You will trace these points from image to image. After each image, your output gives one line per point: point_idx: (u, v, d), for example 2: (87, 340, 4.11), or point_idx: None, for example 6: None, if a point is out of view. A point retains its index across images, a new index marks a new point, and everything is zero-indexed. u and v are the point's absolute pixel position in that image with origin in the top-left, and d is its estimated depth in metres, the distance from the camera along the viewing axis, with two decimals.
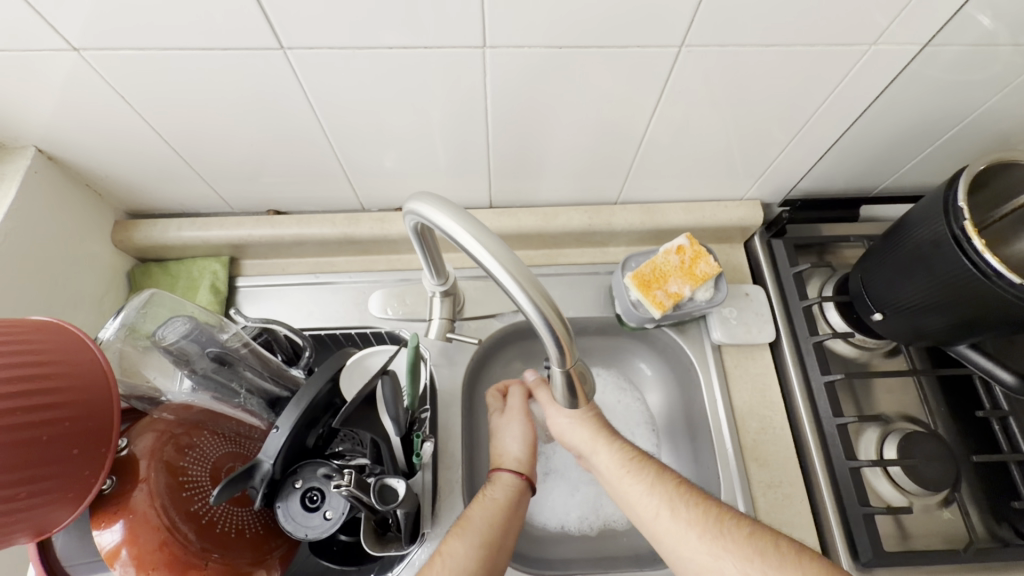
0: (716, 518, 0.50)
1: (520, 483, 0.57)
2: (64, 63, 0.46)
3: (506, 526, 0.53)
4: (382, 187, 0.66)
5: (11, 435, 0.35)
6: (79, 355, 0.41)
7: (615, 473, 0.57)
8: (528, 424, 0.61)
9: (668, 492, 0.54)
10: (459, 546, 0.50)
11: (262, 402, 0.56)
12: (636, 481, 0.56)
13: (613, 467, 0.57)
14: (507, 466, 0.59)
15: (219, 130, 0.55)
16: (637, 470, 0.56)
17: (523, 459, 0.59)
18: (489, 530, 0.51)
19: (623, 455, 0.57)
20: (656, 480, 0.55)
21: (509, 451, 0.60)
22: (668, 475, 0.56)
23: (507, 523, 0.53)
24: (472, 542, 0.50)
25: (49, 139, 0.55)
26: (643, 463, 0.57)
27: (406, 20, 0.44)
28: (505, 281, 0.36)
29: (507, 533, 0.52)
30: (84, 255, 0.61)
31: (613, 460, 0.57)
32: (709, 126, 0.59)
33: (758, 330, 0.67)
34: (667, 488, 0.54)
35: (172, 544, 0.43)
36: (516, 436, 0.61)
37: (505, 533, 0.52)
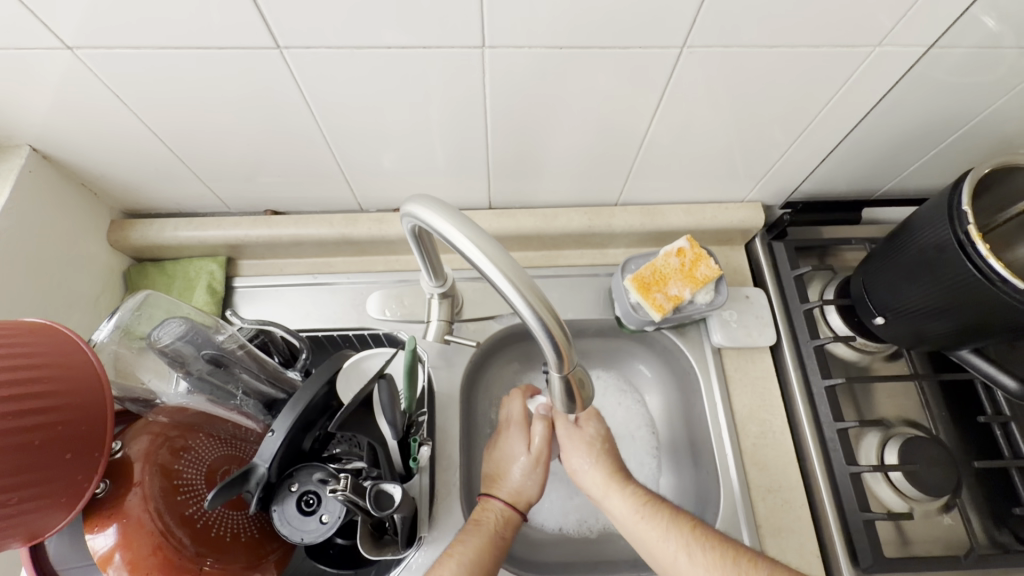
0: (736, 563, 0.50)
1: (509, 513, 0.56)
2: (59, 62, 0.45)
3: (494, 553, 0.53)
4: (381, 187, 0.66)
5: (4, 439, 0.34)
6: (73, 358, 0.41)
7: (629, 517, 0.55)
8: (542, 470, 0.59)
9: (684, 537, 0.53)
10: (447, 571, 0.50)
11: (258, 403, 0.56)
12: (651, 525, 0.54)
13: (626, 511, 0.56)
14: (500, 492, 0.58)
15: (216, 129, 0.55)
16: (651, 514, 0.55)
17: (521, 488, 0.58)
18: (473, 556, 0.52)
19: (636, 499, 0.56)
20: (673, 525, 0.54)
21: (508, 478, 0.58)
22: (684, 516, 0.55)
23: (495, 548, 0.53)
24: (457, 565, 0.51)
25: (44, 139, 0.54)
26: (655, 507, 0.56)
27: (403, 20, 0.43)
28: (503, 286, 0.35)
29: (496, 557, 0.53)
30: (79, 255, 0.61)
31: (626, 506, 0.56)
32: (711, 127, 0.58)
33: (758, 333, 0.67)
34: (683, 532, 0.53)
35: (166, 549, 0.43)
36: (519, 464, 0.59)
37: (493, 559, 0.52)
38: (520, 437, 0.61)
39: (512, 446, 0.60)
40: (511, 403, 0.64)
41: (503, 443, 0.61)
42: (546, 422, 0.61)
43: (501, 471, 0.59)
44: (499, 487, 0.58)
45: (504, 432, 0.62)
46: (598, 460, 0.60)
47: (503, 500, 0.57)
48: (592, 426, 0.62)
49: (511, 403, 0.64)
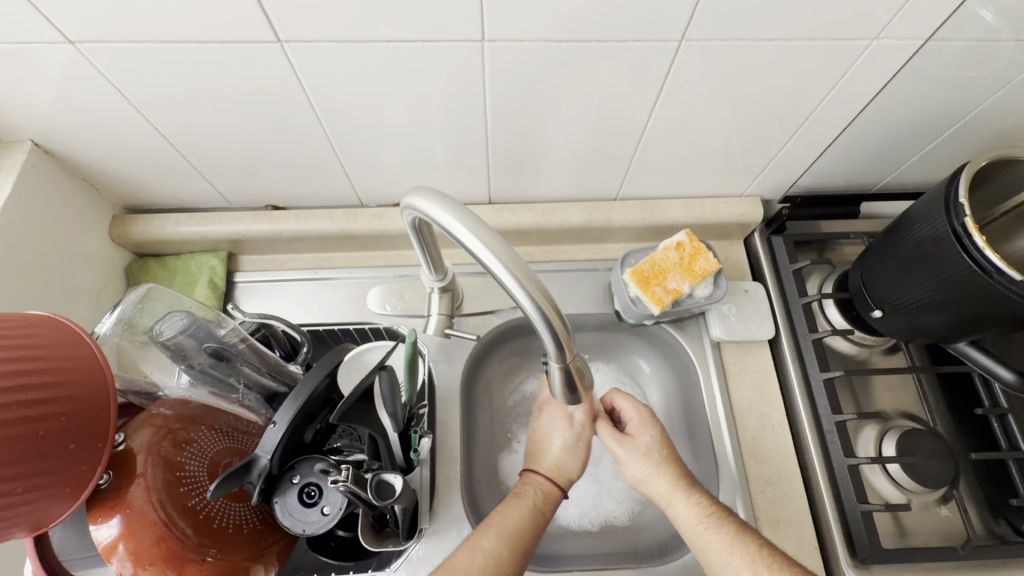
0: None
1: (550, 488, 0.57)
2: (61, 57, 0.46)
3: (536, 527, 0.54)
4: (382, 182, 0.66)
5: (11, 429, 0.35)
6: (76, 350, 0.41)
7: (694, 528, 0.53)
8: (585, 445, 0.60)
9: (750, 554, 0.50)
10: (486, 539, 0.51)
11: (259, 397, 0.56)
12: (717, 537, 0.52)
13: (691, 522, 0.54)
14: (541, 470, 0.58)
15: (217, 124, 0.55)
16: (717, 528, 0.52)
17: (563, 464, 0.58)
18: (518, 526, 0.53)
19: (702, 510, 0.54)
20: (740, 541, 0.51)
21: (549, 451, 0.59)
22: (749, 533, 0.52)
23: (535, 524, 0.54)
24: (500, 531, 0.52)
25: (46, 134, 0.54)
26: (723, 519, 0.53)
27: (404, 15, 0.44)
28: (504, 278, 0.36)
29: (538, 529, 0.54)
30: (81, 250, 0.61)
31: (692, 516, 0.54)
32: (708, 122, 0.58)
33: (757, 326, 0.67)
34: (749, 547, 0.51)
35: (169, 539, 0.43)
36: (561, 440, 0.59)
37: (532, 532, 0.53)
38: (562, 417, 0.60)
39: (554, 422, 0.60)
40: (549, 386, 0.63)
41: (546, 421, 0.61)
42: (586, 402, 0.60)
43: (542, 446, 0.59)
44: (539, 465, 0.59)
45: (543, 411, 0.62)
46: (661, 470, 0.57)
47: (545, 476, 0.58)
48: (646, 435, 0.59)
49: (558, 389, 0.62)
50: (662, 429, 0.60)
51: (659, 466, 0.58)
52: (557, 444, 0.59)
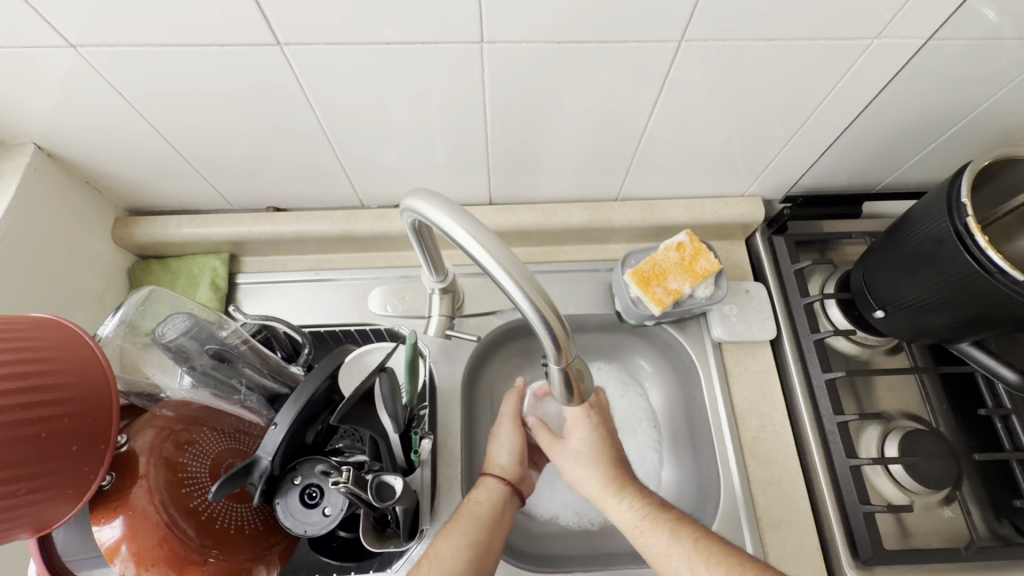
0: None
1: (504, 489, 0.57)
2: (63, 59, 0.46)
3: (494, 531, 0.53)
4: (383, 183, 0.66)
5: (20, 432, 0.35)
6: (79, 352, 0.41)
7: (631, 530, 0.53)
8: (517, 434, 0.61)
9: (688, 551, 0.50)
10: (445, 550, 0.51)
11: (262, 398, 0.57)
12: (658, 538, 0.52)
13: (631, 523, 0.53)
14: (494, 471, 0.59)
15: (218, 124, 0.55)
16: (652, 527, 0.53)
17: (507, 466, 0.59)
18: (476, 535, 0.52)
19: (637, 510, 0.54)
20: (677, 538, 0.51)
21: (495, 456, 0.60)
22: (687, 528, 0.52)
23: (495, 527, 0.53)
24: (460, 545, 0.51)
25: (49, 137, 0.55)
26: (660, 517, 0.53)
27: (405, 16, 0.44)
28: (501, 279, 0.36)
29: (500, 534, 0.54)
30: (84, 251, 0.61)
31: (627, 516, 0.54)
32: (708, 123, 0.58)
33: (758, 326, 0.67)
34: (686, 544, 0.50)
35: (172, 540, 0.44)
36: (505, 446, 0.61)
37: (493, 536, 0.53)
38: (506, 427, 0.62)
39: (500, 434, 0.62)
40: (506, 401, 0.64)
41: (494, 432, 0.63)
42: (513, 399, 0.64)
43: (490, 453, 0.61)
44: (490, 467, 0.59)
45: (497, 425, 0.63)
46: (594, 468, 0.58)
47: (497, 477, 0.58)
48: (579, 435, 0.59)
49: (505, 401, 0.64)
50: (594, 427, 0.59)
51: (591, 461, 0.58)
52: (503, 453, 0.60)
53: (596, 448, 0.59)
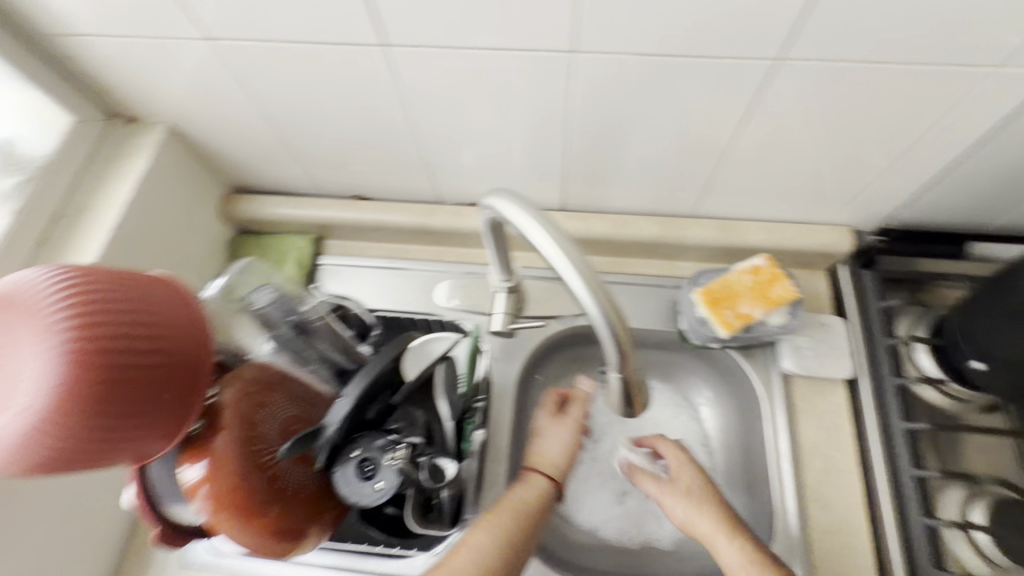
0: None
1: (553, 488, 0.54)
2: (198, 50, 0.52)
3: (534, 528, 0.51)
4: (460, 181, 0.68)
5: (114, 374, 0.39)
6: (181, 308, 0.46)
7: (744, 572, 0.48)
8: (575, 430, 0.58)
9: None
10: (479, 538, 0.49)
11: (330, 371, 0.60)
12: None
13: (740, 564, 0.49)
14: (542, 466, 0.55)
15: (318, 115, 0.60)
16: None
17: (561, 464, 0.56)
18: (515, 531, 0.49)
19: (751, 554, 0.49)
20: None
21: (548, 451, 0.56)
22: None
23: (534, 528, 0.51)
24: (497, 539, 0.48)
25: (178, 117, 0.62)
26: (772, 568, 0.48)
27: (501, 22, 0.45)
28: (572, 282, 0.36)
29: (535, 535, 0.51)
30: (194, 221, 0.68)
31: (744, 557, 0.49)
32: (797, 145, 0.56)
33: (833, 364, 0.63)
34: None
35: (242, 489, 0.48)
36: (559, 440, 0.57)
37: (531, 535, 0.50)
38: (565, 423, 0.59)
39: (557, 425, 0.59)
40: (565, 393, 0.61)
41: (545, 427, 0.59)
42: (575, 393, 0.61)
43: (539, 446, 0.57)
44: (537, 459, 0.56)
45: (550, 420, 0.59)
46: (699, 518, 0.53)
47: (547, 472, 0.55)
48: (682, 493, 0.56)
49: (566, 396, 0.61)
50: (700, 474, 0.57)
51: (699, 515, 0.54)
52: (557, 448, 0.57)
53: (707, 500, 0.55)
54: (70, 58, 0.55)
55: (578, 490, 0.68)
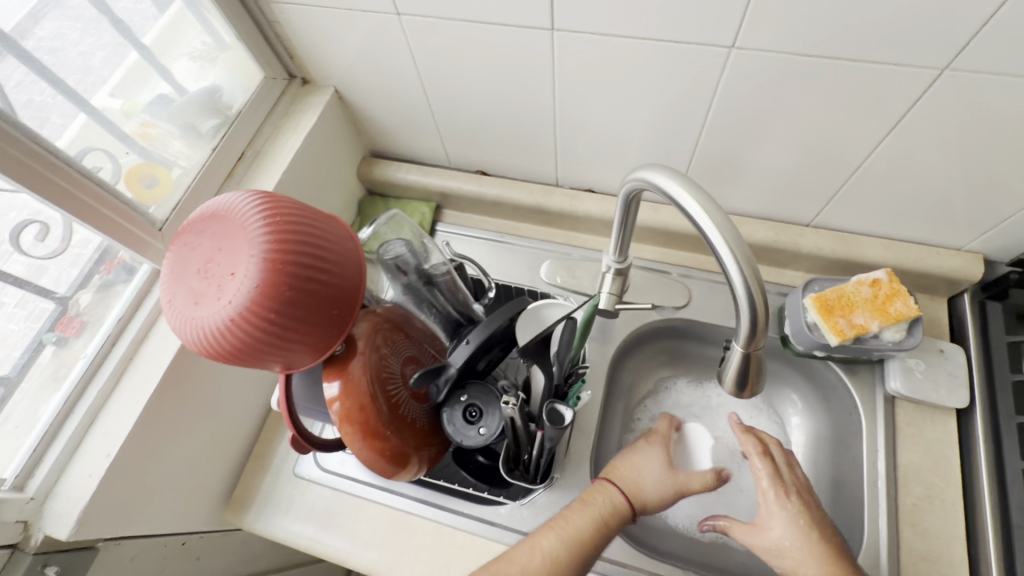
0: None
1: (627, 503, 0.53)
2: (383, 22, 0.59)
3: (602, 537, 0.51)
4: (582, 167, 0.72)
5: (300, 293, 0.46)
6: (351, 247, 0.52)
7: None
8: (667, 457, 0.58)
9: None
10: (547, 540, 0.50)
11: (444, 322, 0.67)
12: None
13: None
14: (622, 482, 0.55)
15: (469, 91, 0.65)
16: None
17: (646, 486, 0.55)
18: (585, 535, 0.50)
19: None
20: None
21: (634, 469, 0.56)
22: None
23: (602, 535, 0.51)
24: (564, 538, 0.50)
25: (346, 82, 0.70)
26: None
27: (669, 14, 0.49)
28: (720, 251, 0.39)
29: (603, 543, 0.51)
30: (338, 177, 0.77)
31: None
32: (939, 163, 0.55)
33: (947, 392, 0.61)
34: None
35: (369, 410, 0.54)
36: (648, 462, 0.57)
37: (598, 543, 0.51)
38: (657, 448, 0.59)
39: (649, 450, 0.59)
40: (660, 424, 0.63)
41: (637, 449, 0.59)
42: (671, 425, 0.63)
43: (630, 464, 0.57)
44: (618, 474, 0.56)
45: (645, 443, 0.60)
46: (804, 559, 0.50)
47: (625, 489, 0.54)
48: (776, 524, 0.52)
49: (662, 425, 0.63)
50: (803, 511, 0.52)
51: (802, 555, 0.50)
52: (646, 470, 0.56)
53: (806, 537, 0.51)
54: (272, 22, 0.64)
55: None
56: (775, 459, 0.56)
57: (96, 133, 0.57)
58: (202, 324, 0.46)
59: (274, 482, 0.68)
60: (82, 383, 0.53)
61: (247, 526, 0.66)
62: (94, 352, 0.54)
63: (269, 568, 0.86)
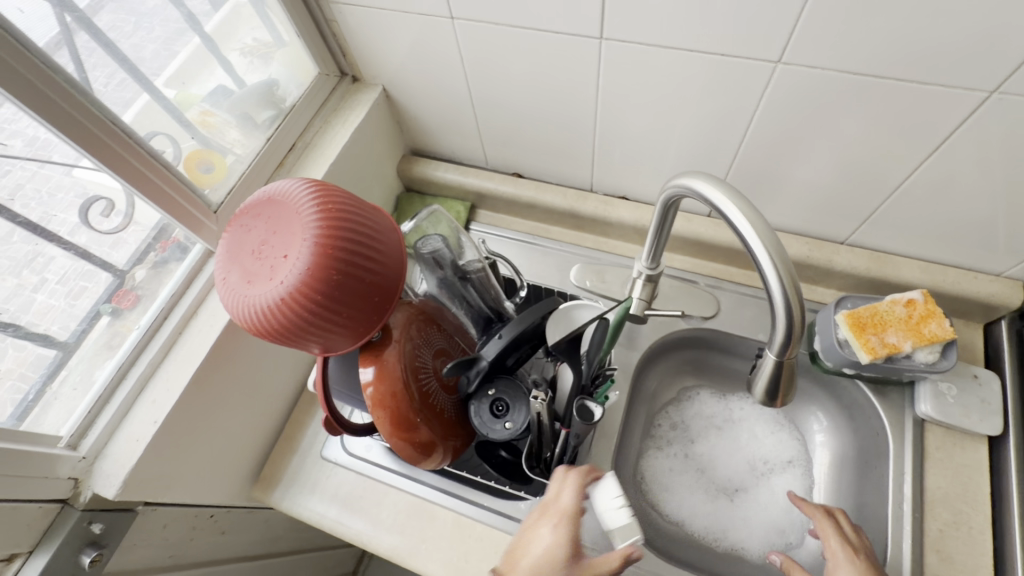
0: None
1: None
2: (435, 25, 0.62)
3: None
4: (618, 174, 0.73)
5: (346, 280, 0.48)
6: (396, 240, 0.54)
7: None
8: (563, 537, 0.47)
9: None
10: None
11: (476, 318, 0.68)
12: None
13: None
14: None
15: (512, 94, 0.67)
16: None
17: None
18: None
19: None
20: None
21: (524, 561, 0.46)
22: None
23: None
24: None
25: (394, 81, 0.73)
26: None
27: (718, 27, 0.50)
28: (759, 258, 0.40)
29: None
30: (380, 172, 0.79)
31: None
32: (983, 186, 0.55)
33: (979, 418, 0.60)
34: None
35: (400, 397, 0.56)
36: (543, 548, 0.47)
37: None
38: (554, 525, 0.48)
39: (545, 527, 0.49)
40: (564, 489, 0.51)
41: (533, 528, 0.49)
42: (576, 488, 0.50)
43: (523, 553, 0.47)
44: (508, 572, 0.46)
45: (541, 520, 0.49)
46: None
47: None
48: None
49: (565, 492, 0.50)
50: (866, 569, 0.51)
51: None
52: (541, 558, 0.46)
53: None
54: (331, 21, 0.67)
55: (672, 481, 0.71)
56: (841, 523, 0.56)
57: (159, 115, 0.60)
58: (253, 302, 0.48)
59: (302, 462, 0.70)
60: (135, 352, 0.56)
61: (274, 503, 0.68)
62: (148, 323, 0.57)
63: (288, 549, 0.88)
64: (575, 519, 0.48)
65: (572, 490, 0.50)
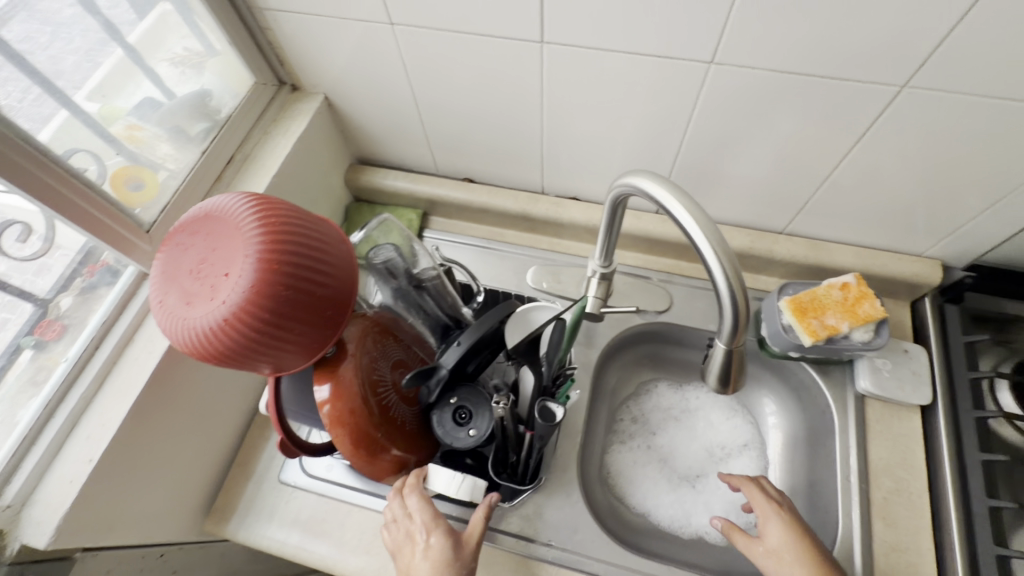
0: None
1: None
2: (376, 32, 0.61)
3: None
4: (567, 175, 0.74)
5: (294, 297, 0.46)
6: (346, 253, 0.52)
7: None
8: (439, 543, 0.53)
9: None
10: None
11: (433, 326, 0.67)
12: None
13: None
14: None
15: (458, 99, 0.67)
16: None
17: None
18: None
19: None
20: None
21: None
22: None
23: None
24: None
25: (336, 89, 0.71)
26: None
27: (652, 30, 0.52)
28: (704, 250, 0.42)
29: None
30: (326, 182, 0.77)
31: None
32: (901, 174, 0.59)
33: (912, 389, 0.64)
34: None
35: (359, 412, 0.54)
36: (425, 562, 0.52)
37: None
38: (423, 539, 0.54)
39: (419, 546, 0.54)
40: (408, 503, 0.56)
41: (408, 551, 0.54)
42: (415, 496, 0.56)
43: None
44: None
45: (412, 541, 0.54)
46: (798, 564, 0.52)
47: None
48: (773, 531, 0.55)
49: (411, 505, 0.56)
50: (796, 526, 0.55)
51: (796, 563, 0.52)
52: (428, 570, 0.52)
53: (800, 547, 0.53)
54: (265, 29, 0.65)
55: (636, 474, 0.73)
56: (764, 486, 0.59)
57: (78, 131, 0.56)
58: (194, 324, 0.45)
59: (257, 489, 0.67)
60: (64, 387, 0.52)
61: (230, 535, 0.64)
62: (77, 355, 0.53)
63: None
64: (435, 518, 0.55)
65: (414, 500, 0.56)
